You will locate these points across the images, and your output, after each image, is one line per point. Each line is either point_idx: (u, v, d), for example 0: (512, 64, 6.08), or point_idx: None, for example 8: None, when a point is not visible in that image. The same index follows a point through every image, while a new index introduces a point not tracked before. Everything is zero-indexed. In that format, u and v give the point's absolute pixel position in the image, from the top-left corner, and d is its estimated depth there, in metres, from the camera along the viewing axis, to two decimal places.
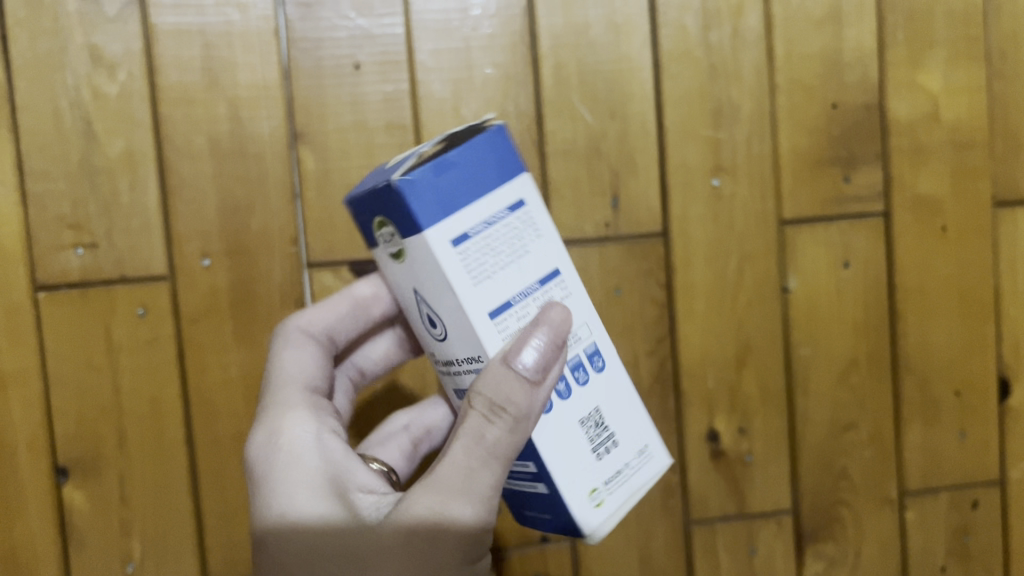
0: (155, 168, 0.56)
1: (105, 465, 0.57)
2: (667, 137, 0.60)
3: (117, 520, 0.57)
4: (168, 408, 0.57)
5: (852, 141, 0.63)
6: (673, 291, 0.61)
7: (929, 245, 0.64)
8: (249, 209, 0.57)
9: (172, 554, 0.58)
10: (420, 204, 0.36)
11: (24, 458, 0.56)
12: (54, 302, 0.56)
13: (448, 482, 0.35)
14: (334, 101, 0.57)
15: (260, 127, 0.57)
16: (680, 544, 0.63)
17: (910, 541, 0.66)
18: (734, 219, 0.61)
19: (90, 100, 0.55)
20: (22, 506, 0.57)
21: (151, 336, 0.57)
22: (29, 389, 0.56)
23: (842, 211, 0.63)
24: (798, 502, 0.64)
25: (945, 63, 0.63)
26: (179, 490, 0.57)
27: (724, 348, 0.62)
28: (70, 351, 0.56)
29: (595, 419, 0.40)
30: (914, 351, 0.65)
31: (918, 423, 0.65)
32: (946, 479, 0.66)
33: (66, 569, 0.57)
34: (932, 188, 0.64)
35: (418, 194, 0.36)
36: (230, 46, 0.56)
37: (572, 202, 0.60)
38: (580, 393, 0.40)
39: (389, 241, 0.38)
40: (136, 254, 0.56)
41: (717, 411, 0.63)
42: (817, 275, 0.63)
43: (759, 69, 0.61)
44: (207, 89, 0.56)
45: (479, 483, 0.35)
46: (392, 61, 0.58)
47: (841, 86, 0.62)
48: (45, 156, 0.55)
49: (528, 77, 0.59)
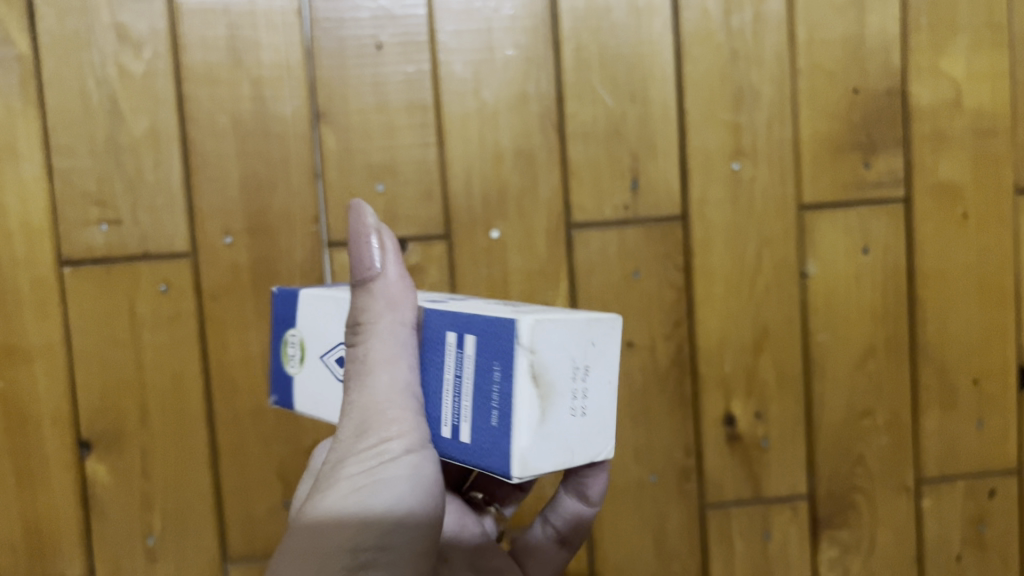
0: (179, 146, 0.57)
1: (127, 439, 0.58)
2: (687, 121, 0.61)
3: (138, 494, 0.58)
4: (189, 384, 0.58)
5: (874, 127, 0.62)
6: (691, 274, 0.62)
7: (950, 231, 0.64)
8: (271, 187, 0.57)
9: (191, 528, 0.59)
10: (285, 309, 0.44)
11: (48, 431, 0.57)
12: (79, 277, 0.57)
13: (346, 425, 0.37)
14: (356, 81, 0.58)
15: (282, 107, 0.57)
16: (694, 527, 0.64)
17: (926, 529, 0.66)
18: (754, 203, 0.61)
19: (116, 78, 0.56)
20: (46, 478, 0.58)
21: (173, 312, 0.57)
22: (54, 362, 0.57)
23: (862, 197, 0.63)
24: (814, 488, 0.64)
25: (969, 48, 0.63)
26: (199, 466, 0.58)
27: (742, 332, 0.62)
28: (93, 326, 0.57)
29: (516, 309, 0.37)
30: (933, 339, 0.65)
31: (935, 411, 0.65)
32: (963, 467, 0.66)
33: (88, 541, 0.58)
34: (954, 174, 0.64)
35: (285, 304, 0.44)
36: (254, 25, 0.56)
37: (591, 185, 0.60)
38: (492, 305, 0.39)
39: (293, 352, 0.43)
40: (159, 231, 0.57)
41: (733, 396, 0.63)
42: (837, 261, 0.63)
43: (780, 54, 0.61)
44: (230, 69, 0.57)
45: (371, 407, 0.36)
46: (414, 42, 0.58)
47: (863, 71, 0.62)
48: (71, 133, 0.56)
49: (549, 59, 0.59)
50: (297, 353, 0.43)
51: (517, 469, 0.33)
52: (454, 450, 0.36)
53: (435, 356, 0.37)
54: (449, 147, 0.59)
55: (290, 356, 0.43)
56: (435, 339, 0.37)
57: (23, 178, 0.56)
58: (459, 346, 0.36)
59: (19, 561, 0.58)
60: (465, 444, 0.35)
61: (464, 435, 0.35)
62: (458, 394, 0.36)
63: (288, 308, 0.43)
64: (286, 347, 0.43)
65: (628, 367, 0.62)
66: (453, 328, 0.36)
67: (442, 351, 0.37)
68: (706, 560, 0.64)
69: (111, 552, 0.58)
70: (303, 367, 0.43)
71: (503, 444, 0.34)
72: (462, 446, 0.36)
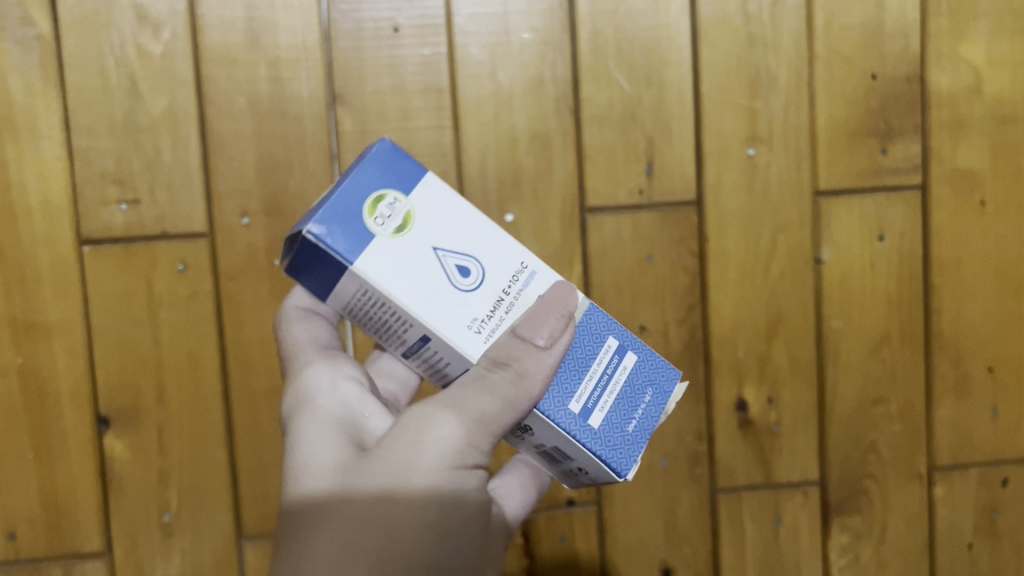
0: (197, 127, 0.57)
1: (144, 417, 0.58)
2: (703, 106, 0.60)
3: (155, 471, 0.59)
4: (205, 363, 0.58)
5: (891, 113, 0.62)
6: (705, 260, 0.62)
7: (967, 219, 0.64)
8: (287, 169, 0.58)
9: (206, 505, 0.59)
10: (395, 173, 0.38)
11: (67, 408, 0.58)
12: (98, 256, 0.57)
13: (412, 419, 0.37)
14: (372, 64, 0.58)
15: (299, 89, 0.57)
16: (705, 512, 0.64)
17: (938, 516, 0.66)
18: (770, 189, 0.61)
19: (135, 58, 0.57)
20: (65, 454, 0.58)
21: (190, 291, 0.58)
22: (73, 339, 0.58)
23: (878, 183, 0.63)
24: (825, 474, 0.64)
25: (989, 35, 0.63)
26: (214, 444, 0.59)
27: (755, 318, 0.62)
28: (112, 305, 0.58)
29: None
30: (948, 326, 0.64)
31: (949, 399, 0.65)
32: (976, 456, 0.66)
33: (105, 517, 0.59)
34: (972, 162, 0.63)
35: (394, 161, 0.38)
36: (271, 7, 0.57)
37: (606, 169, 0.60)
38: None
39: (391, 213, 0.37)
40: (177, 211, 0.58)
41: (746, 380, 0.63)
42: (852, 247, 0.63)
43: (798, 38, 0.61)
44: (248, 50, 0.57)
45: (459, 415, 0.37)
46: (430, 25, 0.58)
47: (882, 57, 0.62)
48: (90, 112, 0.57)
49: (565, 43, 0.59)
50: (399, 222, 0.37)
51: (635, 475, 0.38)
52: (576, 422, 0.38)
53: (590, 348, 0.39)
54: (464, 130, 0.59)
55: (377, 216, 0.37)
56: (593, 331, 0.39)
57: (44, 157, 0.57)
58: (620, 354, 0.39)
59: (38, 535, 0.59)
60: (593, 429, 0.38)
61: (595, 420, 0.38)
62: (605, 387, 0.39)
63: (398, 174, 0.38)
64: (381, 201, 0.37)
65: None
66: (618, 336, 0.40)
67: (597, 346, 0.39)
68: (716, 545, 0.64)
69: (127, 528, 0.59)
70: (398, 236, 0.37)
71: (635, 450, 0.38)
72: (589, 427, 0.38)
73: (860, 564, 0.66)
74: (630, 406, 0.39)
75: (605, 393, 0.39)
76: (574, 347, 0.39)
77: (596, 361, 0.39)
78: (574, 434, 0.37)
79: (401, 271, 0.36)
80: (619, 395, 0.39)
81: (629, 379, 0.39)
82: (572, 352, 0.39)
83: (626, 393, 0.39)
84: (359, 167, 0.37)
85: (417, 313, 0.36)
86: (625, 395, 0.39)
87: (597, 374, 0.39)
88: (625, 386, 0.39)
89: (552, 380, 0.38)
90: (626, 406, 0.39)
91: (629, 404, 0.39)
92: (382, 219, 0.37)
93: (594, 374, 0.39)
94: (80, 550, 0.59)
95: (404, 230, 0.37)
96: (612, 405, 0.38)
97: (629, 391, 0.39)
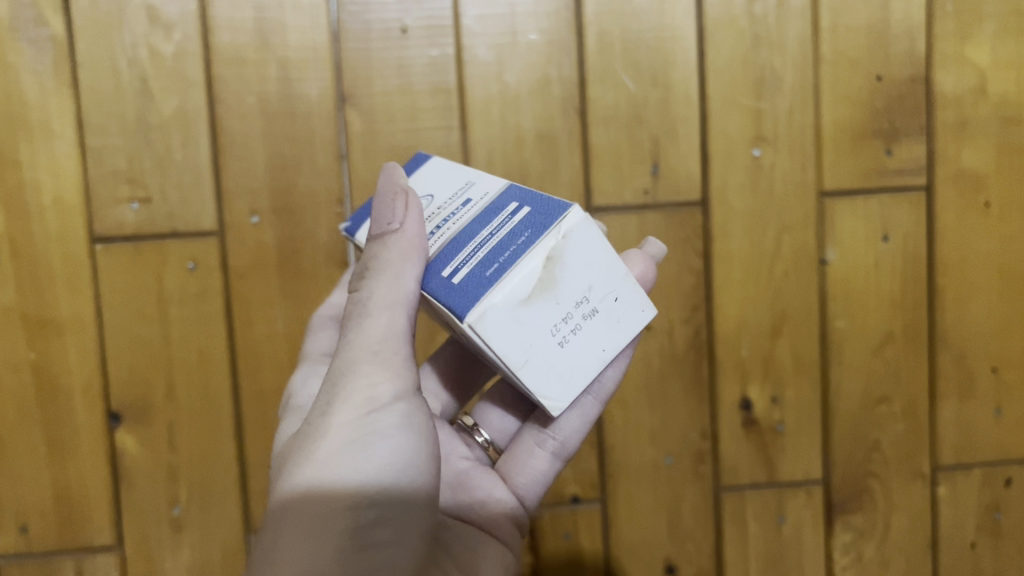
0: (207, 126, 0.58)
1: (155, 413, 0.59)
2: (708, 107, 0.61)
3: (165, 466, 0.60)
4: (215, 360, 0.59)
5: (896, 114, 0.63)
6: (710, 259, 0.62)
7: (971, 220, 0.64)
8: (296, 168, 0.58)
9: (215, 500, 0.60)
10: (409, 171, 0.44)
11: (79, 404, 0.59)
12: (109, 253, 0.58)
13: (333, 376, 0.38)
14: (381, 64, 0.58)
15: (308, 89, 0.58)
16: (710, 509, 0.64)
17: (941, 515, 0.66)
18: (775, 189, 0.62)
19: (147, 58, 0.57)
20: (77, 449, 0.59)
21: (200, 289, 0.59)
22: (84, 336, 0.58)
23: (882, 184, 0.63)
24: (829, 473, 0.65)
25: (994, 36, 0.63)
26: (223, 440, 0.60)
27: (760, 317, 0.63)
28: (123, 301, 0.58)
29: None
30: (952, 326, 0.65)
31: (953, 398, 0.65)
32: (980, 455, 0.66)
33: (116, 511, 0.60)
34: (977, 163, 0.64)
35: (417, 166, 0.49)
36: (281, 8, 0.57)
37: (612, 169, 0.61)
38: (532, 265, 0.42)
39: (405, 196, 0.41)
40: (188, 209, 0.58)
41: (750, 379, 0.63)
42: (857, 248, 0.63)
43: (803, 40, 0.61)
44: (258, 51, 0.58)
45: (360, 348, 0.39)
46: (438, 26, 0.59)
47: (887, 59, 0.62)
48: (102, 112, 0.57)
49: (572, 44, 0.60)
50: (413, 199, 0.41)
51: (521, 361, 0.36)
52: (442, 285, 0.38)
53: (485, 218, 0.40)
54: (471, 130, 0.60)
55: (400, 201, 0.41)
56: (497, 206, 0.40)
57: (57, 156, 0.58)
58: (513, 214, 0.39)
59: (50, 529, 0.60)
60: (457, 284, 0.38)
61: (458, 276, 0.38)
62: (486, 245, 0.38)
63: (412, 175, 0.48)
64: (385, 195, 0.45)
65: (646, 350, 0.62)
66: (518, 200, 0.40)
67: (495, 214, 0.40)
68: (720, 543, 0.65)
69: (138, 523, 0.60)
70: (423, 210, 0.41)
71: (483, 289, 0.36)
72: (451, 283, 0.38)
73: (863, 562, 0.66)
74: (502, 255, 0.37)
75: (492, 252, 0.38)
76: (468, 227, 0.40)
77: (488, 226, 0.39)
78: (439, 295, 0.38)
79: (421, 230, 0.39)
80: (496, 246, 0.38)
81: (512, 227, 0.39)
82: (466, 232, 0.40)
83: (501, 240, 0.38)
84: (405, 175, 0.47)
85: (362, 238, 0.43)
86: (504, 244, 0.38)
87: (483, 239, 0.39)
88: (511, 230, 0.39)
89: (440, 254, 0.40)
90: (499, 251, 0.38)
91: (502, 249, 0.38)
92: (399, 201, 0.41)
93: (479, 240, 0.39)
94: (91, 544, 0.60)
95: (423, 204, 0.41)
96: (489, 256, 0.38)
97: (507, 240, 0.38)
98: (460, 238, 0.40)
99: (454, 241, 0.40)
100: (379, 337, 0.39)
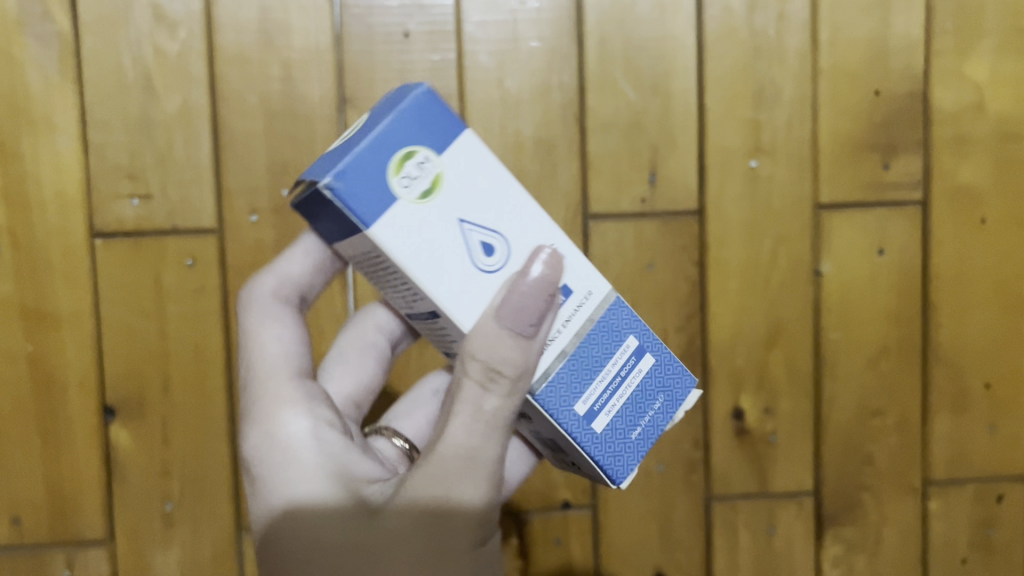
0: (209, 125, 0.58)
1: (150, 408, 0.59)
2: (706, 117, 0.61)
3: (159, 462, 0.60)
4: (211, 356, 0.60)
5: (894, 129, 0.63)
6: (706, 269, 0.62)
7: (968, 236, 0.64)
8: (297, 169, 0.59)
9: (206, 497, 0.60)
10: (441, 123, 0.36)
11: (74, 397, 0.59)
12: (109, 248, 0.58)
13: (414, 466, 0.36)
14: (383, 68, 0.59)
15: (310, 91, 0.59)
16: (700, 519, 0.64)
17: (932, 530, 0.66)
18: (771, 201, 0.62)
19: (151, 57, 0.58)
20: (72, 441, 0.59)
21: (198, 286, 0.59)
22: (82, 330, 0.59)
23: (879, 198, 0.63)
24: (821, 485, 0.65)
25: (993, 54, 0.63)
26: (217, 435, 0.60)
27: (753, 328, 0.63)
28: (121, 296, 0.59)
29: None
30: (947, 341, 0.65)
31: (947, 414, 0.66)
32: (973, 471, 0.66)
33: (108, 505, 0.60)
34: (973, 179, 0.64)
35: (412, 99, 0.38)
36: (286, 10, 0.58)
37: (610, 178, 0.61)
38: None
39: (417, 173, 0.35)
40: (187, 207, 0.59)
41: (743, 389, 0.64)
42: (852, 261, 0.64)
43: (803, 53, 0.61)
44: (262, 52, 0.58)
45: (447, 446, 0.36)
46: (440, 31, 0.59)
47: (886, 73, 0.62)
48: (106, 107, 0.58)
49: (573, 52, 0.60)
50: (425, 184, 0.35)
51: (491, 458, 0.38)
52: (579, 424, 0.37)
53: (607, 344, 0.38)
54: None
55: (403, 172, 0.35)
56: (613, 328, 0.38)
57: (60, 151, 0.58)
58: (637, 353, 0.38)
59: (42, 522, 0.60)
60: (598, 434, 0.37)
61: (597, 422, 0.37)
62: (616, 391, 0.38)
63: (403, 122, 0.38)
64: (409, 157, 0.35)
65: None
66: (638, 335, 0.39)
67: (614, 342, 0.38)
68: (711, 552, 0.64)
69: (129, 517, 0.60)
70: (421, 201, 0.35)
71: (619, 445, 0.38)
72: (591, 429, 0.37)
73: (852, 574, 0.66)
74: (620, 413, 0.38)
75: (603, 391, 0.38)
76: (592, 351, 0.38)
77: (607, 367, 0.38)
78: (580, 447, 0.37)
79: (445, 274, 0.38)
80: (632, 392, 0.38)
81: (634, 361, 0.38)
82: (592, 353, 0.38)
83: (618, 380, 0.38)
84: (391, 118, 0.35)
85: (434, 292, 0.35)
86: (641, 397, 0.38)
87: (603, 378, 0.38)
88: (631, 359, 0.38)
89: (565, 379, 0.37)
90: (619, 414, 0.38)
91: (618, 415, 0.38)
92: (402, 182, 0.35)
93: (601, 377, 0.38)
94: (82, 537, 0.60)
95: (433, 192, 0.35)
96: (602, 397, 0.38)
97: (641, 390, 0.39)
98: (584, 375, 0.37)
99: (574, 367, 0.37)
100: (470, 449, 0.36)
